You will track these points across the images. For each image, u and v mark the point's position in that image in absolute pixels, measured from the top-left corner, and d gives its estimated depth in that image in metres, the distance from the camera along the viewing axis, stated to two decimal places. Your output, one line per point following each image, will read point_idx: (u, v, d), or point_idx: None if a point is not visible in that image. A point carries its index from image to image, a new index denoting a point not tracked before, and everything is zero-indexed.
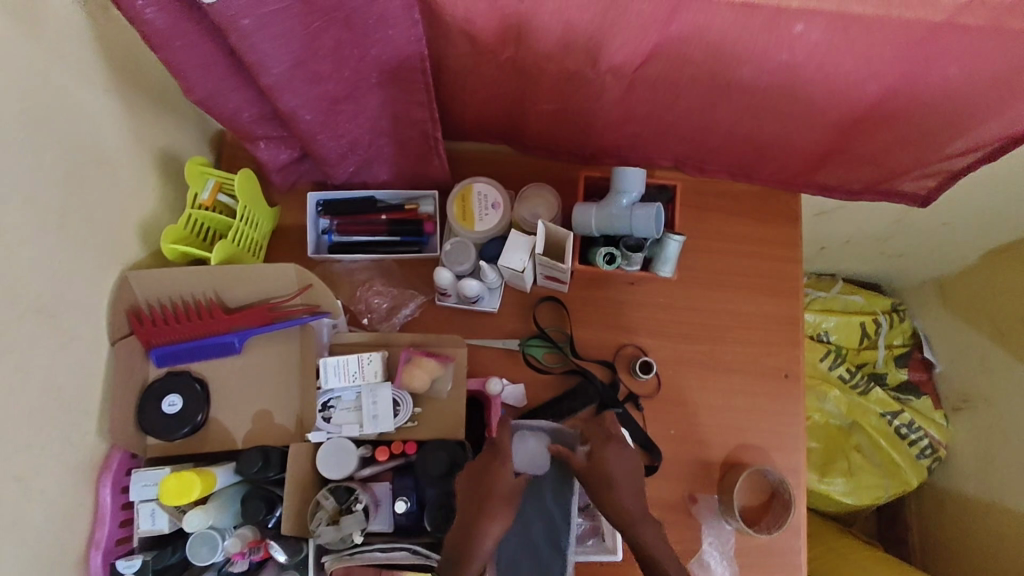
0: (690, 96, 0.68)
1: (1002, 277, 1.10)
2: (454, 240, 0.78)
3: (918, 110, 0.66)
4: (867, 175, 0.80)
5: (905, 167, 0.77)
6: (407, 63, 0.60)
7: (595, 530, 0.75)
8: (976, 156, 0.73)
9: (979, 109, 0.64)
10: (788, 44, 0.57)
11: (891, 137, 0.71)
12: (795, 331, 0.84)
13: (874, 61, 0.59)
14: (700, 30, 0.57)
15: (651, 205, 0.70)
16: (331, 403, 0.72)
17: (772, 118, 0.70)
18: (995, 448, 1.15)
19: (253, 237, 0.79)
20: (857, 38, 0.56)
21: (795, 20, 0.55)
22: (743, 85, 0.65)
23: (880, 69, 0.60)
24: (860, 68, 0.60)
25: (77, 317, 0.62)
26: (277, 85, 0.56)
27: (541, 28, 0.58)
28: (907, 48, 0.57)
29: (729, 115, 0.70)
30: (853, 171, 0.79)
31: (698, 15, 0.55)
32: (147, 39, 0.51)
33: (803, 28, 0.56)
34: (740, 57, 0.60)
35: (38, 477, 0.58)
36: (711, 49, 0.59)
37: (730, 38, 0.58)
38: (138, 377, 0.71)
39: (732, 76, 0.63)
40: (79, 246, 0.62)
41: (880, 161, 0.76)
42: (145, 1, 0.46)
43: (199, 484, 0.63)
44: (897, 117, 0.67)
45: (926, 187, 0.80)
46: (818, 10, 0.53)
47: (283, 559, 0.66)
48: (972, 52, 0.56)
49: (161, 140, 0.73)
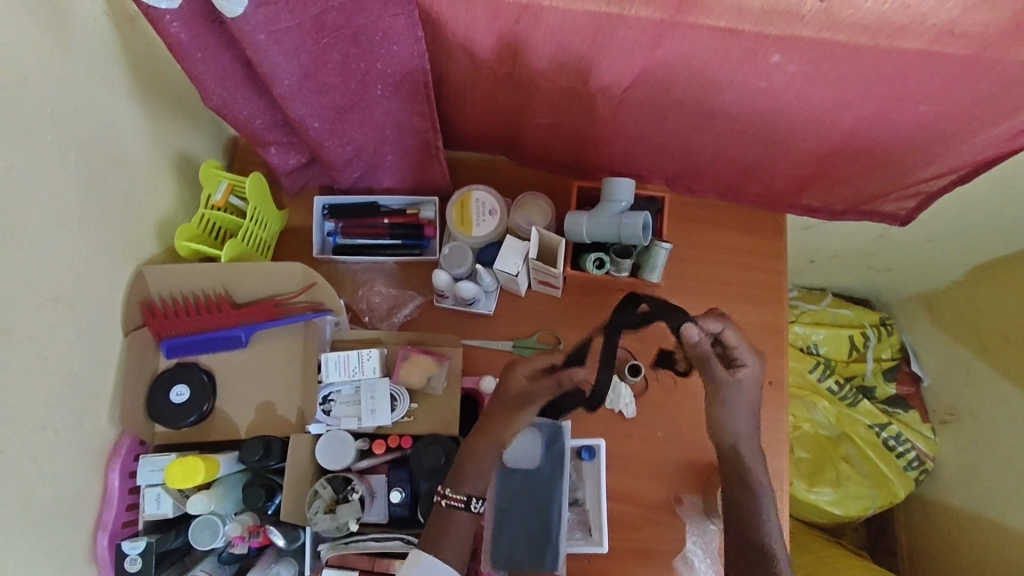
0: (676, 115, 0.72)
1: (987, 295, 1.13)
2: (452, 244, 0.82)
3: (891, 135, 0.70)
4: (849, 195, 0.83)
5: (885, 189, 0.81)
6: (411, 77, 0.64)
7: (584, 524, 0.76)
8: (950, 179, 0.77)
9: (950, 134, 0.68)
10: (765, 70, 0.62)
11: (869, 161, 0.75)
12: (779, 340, 0.88)
13: (847, 89, 0.63)
14: (683, 54, 0.61)
15: (639, 215, 0.74)
16: (330, 398, 0.76)
17: (756, 138, 0.74)
18: (980, 463, 1.17)
19: (262, 236, 0.83)
20: (830, 66, 0.60)
21: (772, 50, 0.59)
22: (726, 105, 0.69)
23: (853, 96, 0.64)
24: (835, 93, 0.64)
25: (94, 308, 0.66)
26: (288, 94, 0.60)
27: (536, 49, 0.63)
28: (878, 76, 0.61)
29: (715, 134, 0.74)
30: (836, 192, 0.83)
31: (681, 42, 0.60)
32: (172, 51, 0.55)
33: (778, 59, 0.60)
34: (723, 78, 0.64)
35: (52, 459, 0.61)
36: (693, 70, 0.64)
37: (713, 63, 0.62)
38: (148, 367, 0.74)
39: (716, 97, 0.67)
40: (97, 241, 0.65)
41: (861, 183, 0.80)
42: (172, 17, 0.51)
43: (203, 470, 0.67)
44: (873, 142, 0.71)
45: (905, 208, 0.84)
46: (791, 42, 0.58)
47: (281, 544, 0.69)
48: (940, 80, 0.60)
49: (177, 144, 0.77)
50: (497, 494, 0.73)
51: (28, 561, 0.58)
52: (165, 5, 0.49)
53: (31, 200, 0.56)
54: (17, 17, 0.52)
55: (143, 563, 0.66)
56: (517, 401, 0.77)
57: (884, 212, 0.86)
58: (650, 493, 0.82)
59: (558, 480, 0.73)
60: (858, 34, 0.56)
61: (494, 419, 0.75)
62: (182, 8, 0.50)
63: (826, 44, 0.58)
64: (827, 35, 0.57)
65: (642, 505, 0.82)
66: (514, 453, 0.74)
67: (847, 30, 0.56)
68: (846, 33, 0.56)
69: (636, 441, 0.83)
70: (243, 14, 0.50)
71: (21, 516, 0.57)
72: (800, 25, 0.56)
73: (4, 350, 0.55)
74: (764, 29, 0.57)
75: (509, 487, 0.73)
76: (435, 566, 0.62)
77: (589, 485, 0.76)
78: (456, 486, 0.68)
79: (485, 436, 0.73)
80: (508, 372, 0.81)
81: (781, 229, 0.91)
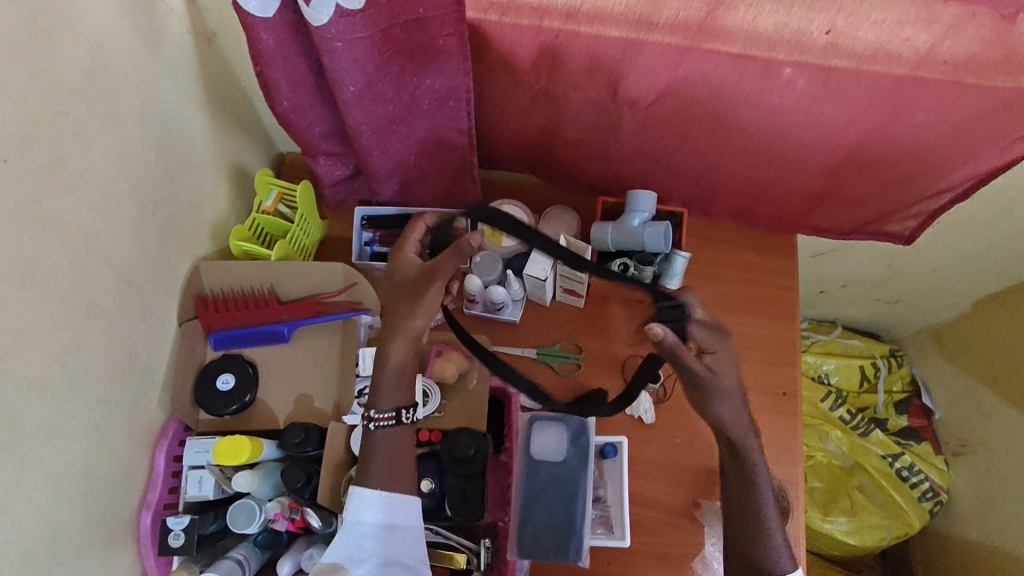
0: (695, 135, 0.78)
1: (994, 326, 1.15)
2: (482, 253, 0.86)
3: (895, 151, 0.75)
4: (856, 215, 0.88)
5: (891, 208, 0.86)
6: (456, 93, 0.71)
7: (605, 520, 0.80)
8: (949, 198, 0.81)
9: (950, 150, 0.73)
10: (779, 85, 0.67)
11: (874, 179, 0.80)
12: (789, 353, 0.92)
13: (851, 107, 0.69)
14: (704, 73, 0.68)
15: (661, 224, 0.81)
16: (367, 392, 0.79)
17: (768, 156, 0.80)
18: (994, 496, 1.16)
19: (305, 243, 0.89)
20: (836, 84, 0.66)
21: (783, 68, 0.65)
22: (740, 123, 0.75)
23: (857, 111, 0.69)
24: (840, 112, 0.69)
25: (157, 296, 0.71)
26: (349, 102, 0.67)
27: (570, 64, 0.69)
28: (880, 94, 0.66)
29: (731, 153, 0.80)
30: (842, 211, 0.88)
31: (701, 62, 0.66)
32: (258, 56, 0.63)
33: (790, 73, 0.66)
34: (739, 96, 0.70)
35: (109, 431, 0.65)
36: (713, 88, 0.70)
37: (731, 80, 0.68)
38: (196, 356, 0.79)
39: (732, 114, 0.74)
40: (165, 234, 0.71)
41: (865, 199, 0.85)
42: (264, 28, 0.59)
43: (247, 449, 0.72)
44: (876, 156, 0.76)
45: (909, 228, 0.89)
46: (803, 60, 0.64)
47: (317, 525, 0.71)
48: (938, 100, 0.66)
49: (235, 155, 0.84)
50: (524, 487, 0.77)
51: (83, 525, 0.61)
52: (260, 12, 0.58)
53: (119, 187, 0.63)
54: (117, 20, 0.59)
55: (186, 540, 0.69)
56: (409, 282, 0.70)
57: (889, 233, 0.91)
58: (669, 498, 0.84)
59: (582, 473, 0.77)
60: (862, 54, 0.62)
61: (399, 309, 0.70)
62: (274, 17, 0.59)
63: (833, 63, 0.64)
64: (834, 55, 0.63)
65: (659, 510, 0.83)
66: (541, 447, 0.79)
67: (852, 51, 0.62)
68: (849, 56, 0.63)
69: (655, 446, 0.86)
70: (325, 23, 0.57)
71: (82, 479, 0.61)
72: (810, 44, 0.62)
73: (84, 319, 0.60)
74: (776, 49, 0.63)
75: (536, 480, 0.77)
76: (388, 498, 0.64)
77: (611, 483, 0.81)
78: (378, 406, 0.68)
79: (397, 331, 0.70)
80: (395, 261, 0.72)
81: (791, 249, 0.96)
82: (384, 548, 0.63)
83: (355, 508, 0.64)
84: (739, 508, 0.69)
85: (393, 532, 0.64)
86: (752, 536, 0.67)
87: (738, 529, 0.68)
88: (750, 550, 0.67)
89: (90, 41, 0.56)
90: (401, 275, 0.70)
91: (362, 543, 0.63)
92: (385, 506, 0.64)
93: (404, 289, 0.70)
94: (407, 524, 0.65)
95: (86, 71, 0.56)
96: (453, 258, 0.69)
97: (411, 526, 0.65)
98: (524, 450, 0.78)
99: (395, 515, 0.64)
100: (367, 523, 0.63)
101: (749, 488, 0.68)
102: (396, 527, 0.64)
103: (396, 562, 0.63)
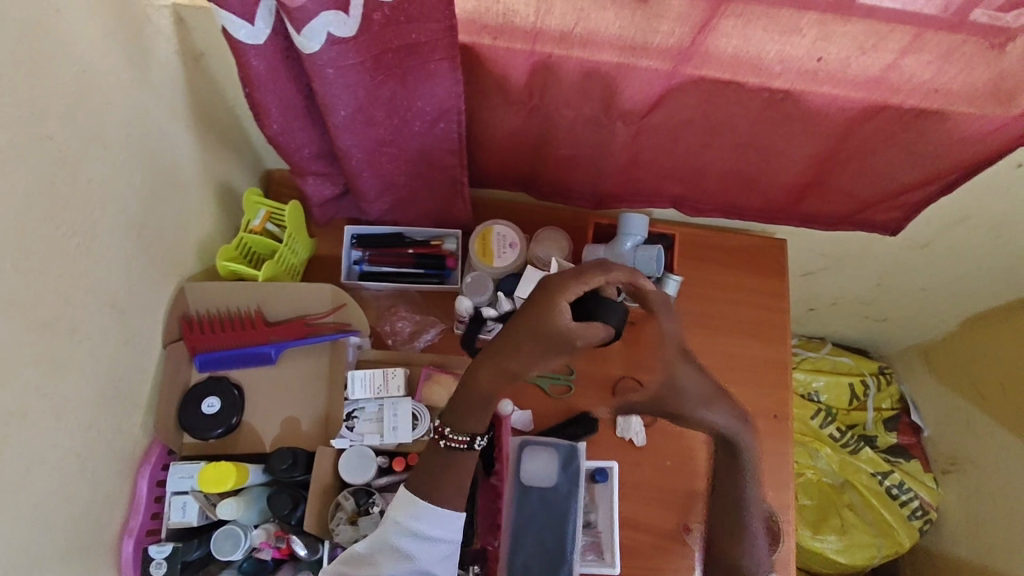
0: (687, 136, 0.77)
1: (983, 343, 1.14)
2: (473, 273, 0.87)
3: (884, 148, 0.74)
4: (844, 206, 0.87)
5: (877, 199, 0.85)
6: (447, 116, 0.70)
7: (597, 546, 0.80)
8: (936, 189, 0.81)
9: (936, 143, 0.72)
10: (767, 77, 0.65)
11: (862, 173, 0.79)
12: (777, 374, 0.91)
13: (841, 103, 0.68)
14: (696, 80, 0.67)
15: (653, 248, 0.83)
16: (354, 414, 0.78)
17: (759, 157, 0.79)
18: (984, 511, 1.15)
19: (293, 262, 0.88)
20: (827, 89, 0.66)
21: (773, 63, 0.63)
22: (729, 126, 0.74)
23: (845, 103, 0.68)
24: (832, 104, 0.68)
25: (141, 317, 0.70)
26: (340, 125, 0.67)
27: (563, 75, 0.69)
28: (872, 101, 0.67)
29: (720, 151, 0.79)
30: (829, 203, 0.87)
31: (695, 70, 0.66)
32: (248, 80, 0.63)
33: (780, 69, 0.64)
34: (730, 99, 0.70)
35: (91, 458, 0.63)
36: (704, 94, 0.70)
37: (723, 85, 0.68)
38: (181, 379, 0.78)
39: (723, 118, 0.73)
40: (151, 256, 0.70)
41: (854, 195, 0.84)
42: (254, 54, 0.59)
43: (233, 475, 0.71)
44: (864, 152, 0.76)
45: (895, 219, 0.88)
46: (795, 64, 0.63)
47: (303, 554, 0.71)
48: (929, 96, 0.65)
49: (221, 173, 0.83)
50: (515, 512, 0.76)
51: (63, 558, 0.60)
52: (250, 38, 0.57)
53: (105, 212, 0.62)
54: (101, 32, 0.57)
55: (168, 568, 0.68)
56: (553, 340, 0.64)
57: (877, 225, 0.90)
58: (662, 521, 0.83)
59: (574, 498, 0.77)
60: (852, 70, 0.62)
61: (531, 354, 0.65)
62: (265, 43, 0.58)
63: (823, 75, 0.64)
64: (825, 68, 0.63)
65: (650, 534, 0.83)
66: (529, 473, 0.78)
67: (840, 65, 0.62)
68: (838, 69, 0.63)
69: (645, 469, 0.85)
70: (318, 50, 0.57)
71: (62, 510, 0.59)
72: (802, 57, 0.62)
73: (67, 345, 0.59)
74: (766, 56, 0.62)
75: (527, 506, 0.77)
76: (430, 512, 0.64)
77: (602, 508, 0.80)
78: (456, 428, 0.66)
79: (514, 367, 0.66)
80: (551, 305, 0.64)
81: (783, 270, 0.95)
82: (415, 557, 0.63)
83: (402, 511, 0.64)
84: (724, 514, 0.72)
85: (428, 544, 0.64)
86: (733, 537, 0.70)
87: (718, 525, 0.72)
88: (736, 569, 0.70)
89: (76, 62, 0.55)
90: (567, 330, 0.64)
91: (395, 548, 0.63)
92: (430, 518, 0.64)
93: (543, 343, 0.65)
94: (447, 538, 0.65)
95: (71, 95, 0.55)
96: (586, 332, 0.65)
97: (446, 540, 0.65)
98: (514, 475, 0.78)
99: (436, 528, 0.64)
100: (408, 530, 0.63)
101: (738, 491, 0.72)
102: (433, 539, 0.64)
103: (425, 572, 0.63)
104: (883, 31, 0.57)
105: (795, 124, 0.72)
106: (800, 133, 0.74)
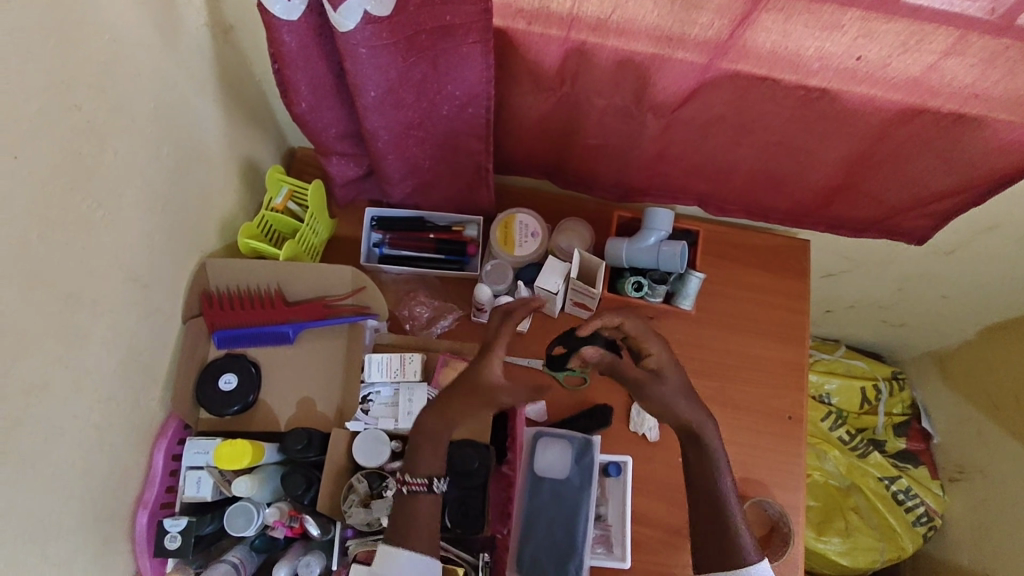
0: (717, 133, 0.76)
1: (998, 354, 1.12)
2: (494, 261, 0.86)
3: (918, 152, 0.73)
4: (872, 210, 0.86)
5: (906, 204, 0.83)
6: (475, 101, 0.68)
7: (605, 539, 0.80)
8: (967, 197, 0.79)
9: (972, 149, 0.70)
10: (804, 75, 0.64)
11: (892, 177, 0.78)
12: (794, 376, 0.90)
13: (878, 104, 0.66)
14: (731, 75, 0.66)
15: (677, 245, 0.83)
16: (370, 397, 0.79)
17: (788, 156, 0.78)
18: (990, 522, 1.14)
19: (313, 242, 0.87)
20: (865, 90, 0.64)
21: (812, 60, 0.62)
22: (761, 124, 0.73)
23: (883, 104, 0.66)
24: (869, 105, 0.66)
25: (162, 292, 0.70)
26: (369, 106, 0.66)
27: (594, 64, 0.67)
28: (909, 104, 0.65)
29: (750, 149, 0.78)
30: (856, 206, 0.85)
31: (732, 64, 0.64)
32: (279, 57, 0.62)
33: (818, 67, 0.62)
34: (764, 96, 0.68)
35: (109, 431, 0.63)
36: (739, 90, 0.68)
37: (758, 81, 0.66)
38: (199, 354, 0.78)
39: (756, 115, 0.72)
40: (174, 231, 0.70)
41: (883, 199, 0.83)
42: (287, 31, 0.58)
43: (250, 454, 0.72)
44: (898, 155, 0.74)
45: (924, 225, 0.86)
46: (835, 62, 0.61)
47: (315, 533, 0.71)
48: (968, 101, 0.63)
49: (246, 150, 0.82)
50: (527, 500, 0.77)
51: (80, 528, 0.60)
52: (284, 15, 0.56)
53: (131, 185, 0.61)
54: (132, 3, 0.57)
55: (182, 542, 0.69)
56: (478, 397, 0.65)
57: (903, 231, 0.89)
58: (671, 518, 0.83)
59: (586, 491, 0.78)
60: (892, 72, 0.61)
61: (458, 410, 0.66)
62: (298, 20, 0.57)
63: (863, 75, 0.62)
64: (864, 69, 0.61)
65: (659, 530, 0.83)
66: (542, 464, 0.79)
67: (880, 65, 0.60)
68: (879, 70, 0.61)
69: (657, 465, 0.85)
70: (352, 29, 0.56)
71: (80, 480, 0.60)
72: (842, 56, 0.60)
73: (90, 316, 0.59)
74: (805, 53, 0.61)
75: (539, 496, 0.77)
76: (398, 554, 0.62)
77: (613, 502, 0.81)
78: (415, 471, 0.65)
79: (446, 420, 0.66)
80: (484, 362, 0.65)
81: (806, 271, 0.93)
82: None
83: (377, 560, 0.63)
84: (708, 514, 0.66)
85: None
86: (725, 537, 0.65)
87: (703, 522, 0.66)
88: (721, 561, 0.64)
89: (107, 32, 0.55)
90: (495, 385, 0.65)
91: None
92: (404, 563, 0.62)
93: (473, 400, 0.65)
94: None
95: (100, 64, 0.55)
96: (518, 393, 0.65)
97: None
98: (528, 464, 0.79)
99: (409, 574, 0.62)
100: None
101: (714, 483, 0.66)
102: None
103: None
104: (928, 32, 0.55)
105: (829, 124, 0.71)
106: (833, 133, 0.72)
